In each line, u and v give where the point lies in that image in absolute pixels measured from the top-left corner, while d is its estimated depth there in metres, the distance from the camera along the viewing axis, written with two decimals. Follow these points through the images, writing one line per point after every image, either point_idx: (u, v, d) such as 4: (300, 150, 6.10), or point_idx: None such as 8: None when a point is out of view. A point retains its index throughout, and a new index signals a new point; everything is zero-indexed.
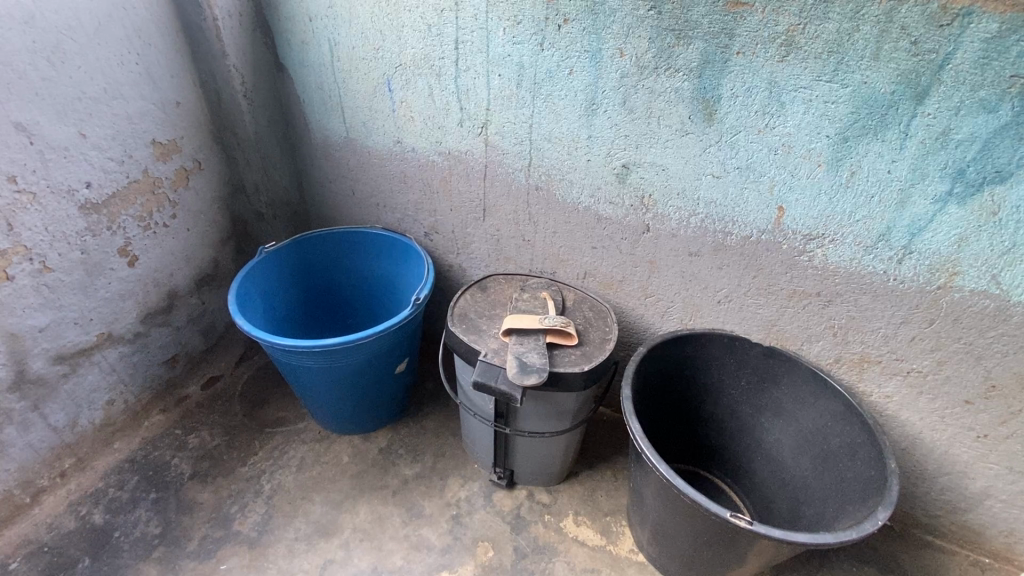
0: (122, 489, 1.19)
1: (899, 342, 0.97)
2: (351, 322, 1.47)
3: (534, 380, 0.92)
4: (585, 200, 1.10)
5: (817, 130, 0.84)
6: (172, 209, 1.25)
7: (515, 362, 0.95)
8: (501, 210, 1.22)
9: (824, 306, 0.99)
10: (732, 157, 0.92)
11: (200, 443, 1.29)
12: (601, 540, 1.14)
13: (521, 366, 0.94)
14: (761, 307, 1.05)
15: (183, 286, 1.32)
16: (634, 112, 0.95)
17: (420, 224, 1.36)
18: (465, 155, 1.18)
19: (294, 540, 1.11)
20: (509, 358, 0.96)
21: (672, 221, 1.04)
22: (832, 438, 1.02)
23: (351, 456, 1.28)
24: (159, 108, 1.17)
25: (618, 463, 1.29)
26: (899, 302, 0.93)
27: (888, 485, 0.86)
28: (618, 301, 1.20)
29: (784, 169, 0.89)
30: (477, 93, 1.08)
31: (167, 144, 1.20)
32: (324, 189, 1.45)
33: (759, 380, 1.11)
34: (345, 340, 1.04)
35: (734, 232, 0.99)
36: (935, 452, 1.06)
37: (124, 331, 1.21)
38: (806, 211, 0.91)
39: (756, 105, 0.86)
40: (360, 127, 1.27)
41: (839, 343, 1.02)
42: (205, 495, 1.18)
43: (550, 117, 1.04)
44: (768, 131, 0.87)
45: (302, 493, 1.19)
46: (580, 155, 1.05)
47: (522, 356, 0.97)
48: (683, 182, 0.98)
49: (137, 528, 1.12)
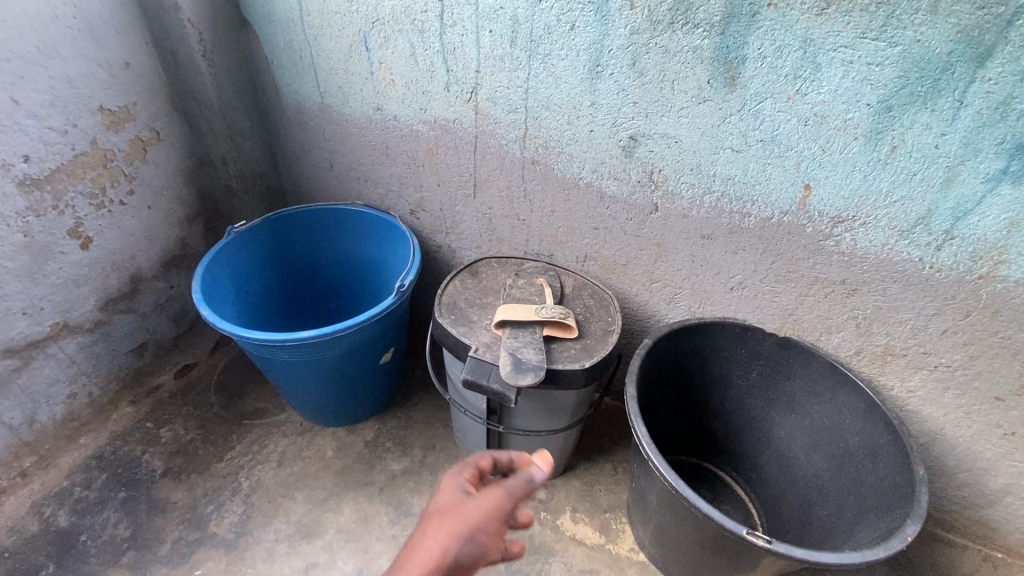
0: (89, 488, 1.11)
1: (929, 335, 0.88)
2: (336, 307, 1.37)
3: (532, 379, 0.83)
4: (587, 175, 0.99)
5: (856, 98, 0.73)
6: (129, 184, 1.12)
7: (511, 360, 0.86)
8: (494, 185, 1.10)
9: (850, 296, 0.90)
10: (756, 128, 0.81)
11: (173, 437, 1.20)
12: (600, 539, 1.08)
13: (517, 363, 0.86)
14: (778, 295, 0.96)
15: (148, 270, 1.22)
16: (645, 77, 0.83)
17: (405, 201, 1.24)
18: (452, 125, 1.06)
19: (274, 542, 1.04)
20: (503, 355, 0.87)
21: (684, 200, 0.93)
22: (850, 437, 0.94)
23: (335, 450, 1.20)
24: (106, 70, 1.03)
25: (618, 455, 1.23)
26: (933, 292, 0.84)
27: (916, 493, 0.77)
28: (621, 287, 1.11)
29: (815, 142, 0.78)
30: (466, 53, 0.95)
31: (118, 112, 1.07)
32: (299, 161, 1.33)
33: (772, 372, 1.02)
34: (321, 333, 0.96)
35: (753, 212, 0.89)
36: (956, 448, 0.99)
37: (81, 319, 1.11)
38: (836, 191, 0.81)
39: (788, 67, 0.74)
40: (336, 92, 1.14)
41: (862, 335, 0.94)
42: (178, 494, 1.10)
43: (549, 80, 0.91)
44: (800, 98, 0.76)
45: (282, 491, 1.12)
46: (583, 124, 0.93)
47: (517, 352, 0.88)
48: (698, 156, 0.87)
49: (105, 531, 1.05)
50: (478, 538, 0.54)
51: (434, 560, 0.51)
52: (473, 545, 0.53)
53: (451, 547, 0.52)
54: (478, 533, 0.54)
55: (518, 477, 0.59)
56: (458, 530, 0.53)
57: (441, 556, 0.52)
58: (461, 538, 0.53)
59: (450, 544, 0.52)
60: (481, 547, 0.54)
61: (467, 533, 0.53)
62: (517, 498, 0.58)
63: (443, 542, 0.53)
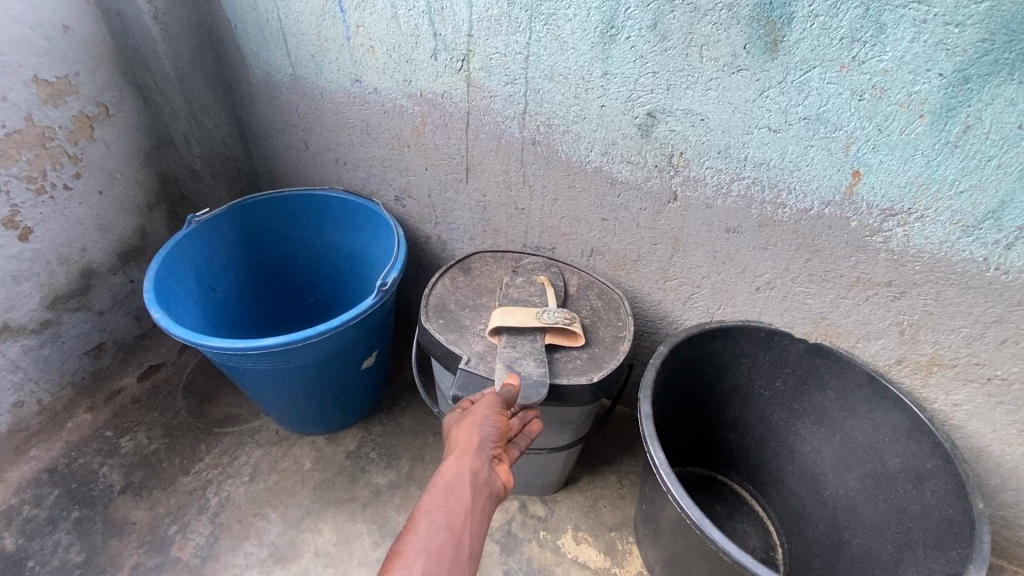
0: (39, 506, 1.00)
1: (985, 345, 0.76)
2: (314, 303, 1.24)
3: (532, 399, 0.72)
4: (595, 158, 0.86)
5: (926, 66, 0.60)
6: (74, 166, 0.99)
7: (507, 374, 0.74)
8: (489, 169, 0.97)
9: (895, 299, 0.78)
10: (799, 103, 0.68)
11: (135, 448, 1.09)
12: (605, 562, 0.98)
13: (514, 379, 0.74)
14: (811, 297, 0.85)
15: (101, 263, 1.09)
16: (668, 41, 0.70)
17: (390, 186, 1.12)
18: (441, 99, 0.93)
19: (244, 568, 0.94)
20: (498, 368, 0.75)
21: (708, 187, 0.81)
22: (889, 457, 0.84)
23: (314, 462, 1.09)
24: (41, 34, 0.89)
25: (624, 466, 1.12)
26: (995, 297, 0.71)
27: (976, 533, 0.67)
28: (631, 285, 0.99)
29: (870, 121, 0.66)
30: (455, 13, 0.82)
31: (58, 83, 0.93)
32: (272, 141, 1.19)
33: (799, 381, 0.92)
34: (291, 339, 0.84)
35: (788, 203, 0.77)
36: (1003, 468, 0.88)
37: (25, 320, 0.99)
38: (891, 178, 0.69)
39: (844, 29, 0.61)
40: (308, 62, 1.00)
41: (906, 343, 0.82)
42: (139, 513, 1.00)
43: (553, 46, 0.78)
44: (856, 67, 0.63)
45: (254, 509, 1.01)
46: (592, 99, 0.81)
47: (515, 363, 0.76)
48: (727, 136, 0.75)
49: (55, 556, 0.94)
50: (490, 420, 0.64)
51: (468, 442, 0.61)
52: (490, 422, 0.64)
53: (476, 430, 0.63)
54: (489, 416, 0.65)
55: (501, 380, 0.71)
56: (474, 419, 0.64)
57: (472, 437, 0.62)
58: (479, 421, 0.63)
59: (474, 429, 0.63)
60: (497, 423, 0.64)
61: (483, 417, 0.64)
62: (509, 390, 0.70)
63: (468, 430, 0.62)
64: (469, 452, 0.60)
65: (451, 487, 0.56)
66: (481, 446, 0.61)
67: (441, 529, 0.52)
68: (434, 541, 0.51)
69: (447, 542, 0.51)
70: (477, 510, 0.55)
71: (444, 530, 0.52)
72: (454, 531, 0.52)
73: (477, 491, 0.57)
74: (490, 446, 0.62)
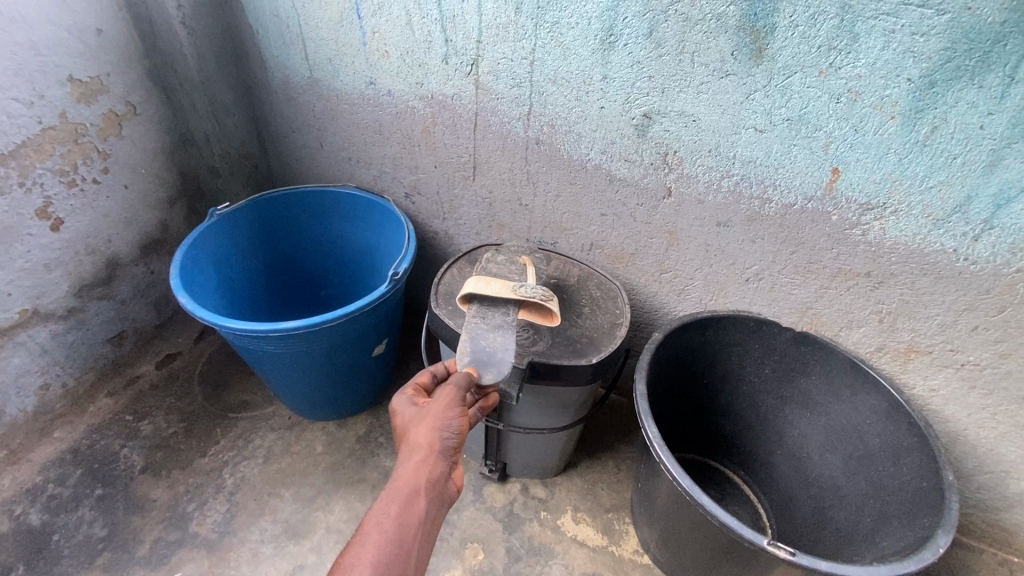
0: (63, 484, 1.05)
1: (958, 332, 0.82)
2: (325, 296, 1.30)
3: (490, 377, 0.74)
4: (596, 156, 0.92)
5: (895, 72, 0.66)
6: (103, 161, 1.05)
7: (471, 347, 0.77)
8: (495, 167, 1.03)
9: (874, 289, 0.84)
10: (782, 105, 0.74)
11: (154, 431, 1.14)
12: (602, 541, 1.03)
13: (478, 352, 0.77)
14: (797, 288, 0.90)
15: (125, 254, 1.14)
16: (663, 48, 0.77)
17: (400, 183, 1.18)
18: (451, 100, 0.99)
19: (259, 543, 0.98)
20: (462, 338, 0.79)
21: (700, 184, 0.87)
22: (870, 438, 0.89)
23: (325, 445, 1.14)
24: (76, 36, 0.95)
25: (622, 452, 1.17)
26: (966, 286, 0.77)
27: (945, 501, 0.72)
28: (628, 277, 1.05)
29: (847, 122, 0.72)
30: (466, 21, 0.88)
31: (90, 83, 0.99)
32: (288, 140, 1.25)
33: (787, 368, 0.97)
34: (310, 323, 0.89)
35: (774, 198, 0.83)
36: (979, 451, 0.93)
37: (53, 306, 1.05)
38: (867, 175, 0.74)
39: (822, 38, 0.67)
40: (326, 65, 1.06)
41: (885, 330, 0.88)
42: (159, 491, 1.05)
43: (557, 52, 0.84)
44: (833, 73, 0.69)
45: (269, 489, 1.06)
46: (592, 101, 0.87)
47: (477, 331, 0.80)
48: (717, 136, 0.81)
49: (80, 530, 0.99)
50: (453, 422, 0.65)
51: (428, 447, 0.62)
52: (452, 427, 0.65)
53: (436, 434, 0.64)
54: (452, 417, 0.66)
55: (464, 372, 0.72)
56: (438, 419, 0.65)
57: (433, 442, 0.63)
58: (441, 425, 0.64)
59: (436, 432, 0.64)
60: (459, 426, 0.66)
61: (446, 419, 0.65)
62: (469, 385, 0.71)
63: (431, 431, 0.64)
64: (429, 458, 0.61)
65: (407, 497, 0.57)
66: (440, 453, 0.63)
67: (391, 542, 0.54)
68: (384, 554, 0.53)
69: (395, 556, 0.54)
70: (427, 523, 0.58)
71: (395, 542, 0.54)
72: (403, 544, 0.54)
73: (433, 499, 0.59)
74: (449, 450, 0.64)
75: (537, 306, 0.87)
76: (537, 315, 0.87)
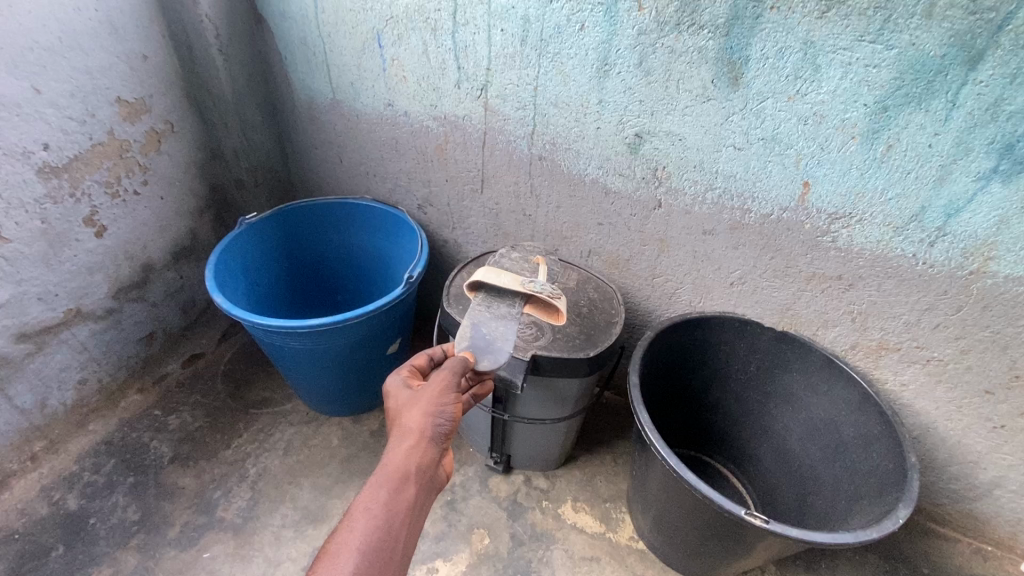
0: (98, 473, 1.12)
1: (922, 330, 0.90)
2: (341, 300, 1.39)
3: (485, 364, 0.81)
4: (593, 171, 1.02)
5: (853, 99, 0.76)
6: (143, 174, 1.14)
7: (471, 334, 0.85)
8: (502, 181, 1.13)
9: (845, 291, 0.93)
10: (757, 126, 0.84)
11: (181, 425, 1.22)
12: (600, 528, 1.10)
13: (478, 339, 0.84)
14: (776, 290, 0.99)
15: (159, 260, 1.24)
16: (651, 76, 0.87)
17: (413, 196, 1.27)
18: (463, 121, 1.09)
19: (280, 527, 1.06)
20: (464, 325, 0.87)
21: (687, 196, 0.96)
22: (844, 429, 0.97)
23: (341, 439, 1.22)
24: (125, 61, 1.06)
25: (619, 447, 1.25)
26: (926, 287, 0.86)
27: (907, 479, 0.81)
28: (624, 282, 1.14)
29: (814, 141, 0.81)
30: (477, 51, 0.98)
31: (135, 103, 1.09)
32: (310, 155, 1.35)
33: (769, 365, 1.05)
34: (333, 321, 0.98)
35: (753, 208, 0.92)
36: (948, 442, 1.01)
37: (94, 307, 1.13)
38: (834, 187, 0.84)
39: (789, 68, 0.77)
40: (348, 88, 1.17)
41: (857, 329, 0.96)
42: (187, 479, 1.12)
43: (558, 79, 0.94)
44: (800, 98, 0.79)
45: (289, 478, 1.14)
46: (590, 122, 0.97)
47: (480, 319, 0.88)
48: (701, 154, 0.90)
49: (114, 514, 1.06)
50: (445, 411, 0.70)
51: (420, 433, 0.67)
52: (444, 415, 0.70)
53: (428, 421, 0.69)
54: (444, 406, 0.71)
55: (458, 362, 0.77)
56: (431, 408, 0.70)
57: (424, 429, 0.68)
58: (433, 412, 0.69)
59: (428, 419, 0.69)
60: (450, 415, 0.71)
61: (439, 408, 0.70)
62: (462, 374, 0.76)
63: (423, 418, 0.69)
64: (420, 444, 0.66)
65: (397, 481, 0.62)
66: (431, 439, 0.68)
67: (381, 522, 0.59)
68: (374, 532, 0.58)
69: (385, 533, 0.58)
70: (416, 505, 0.62)
71: (384, 522, 0.59)
72: (393, 523, 0.59)
73: (422, 482, 0.64)
74: (440, 437, 0.69)
75: (543, 304, 0.93)
76: (543, 311, 0.93)
